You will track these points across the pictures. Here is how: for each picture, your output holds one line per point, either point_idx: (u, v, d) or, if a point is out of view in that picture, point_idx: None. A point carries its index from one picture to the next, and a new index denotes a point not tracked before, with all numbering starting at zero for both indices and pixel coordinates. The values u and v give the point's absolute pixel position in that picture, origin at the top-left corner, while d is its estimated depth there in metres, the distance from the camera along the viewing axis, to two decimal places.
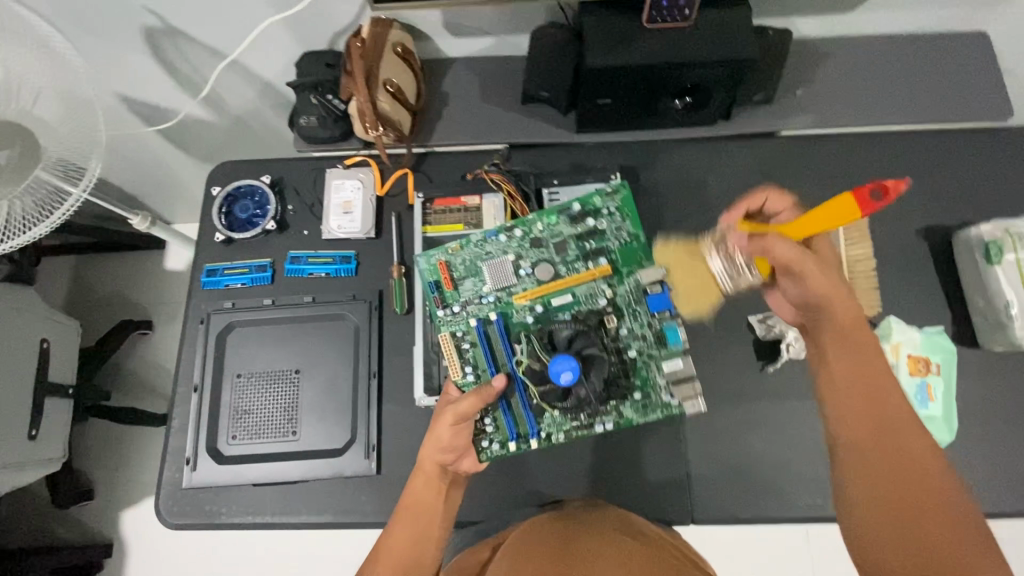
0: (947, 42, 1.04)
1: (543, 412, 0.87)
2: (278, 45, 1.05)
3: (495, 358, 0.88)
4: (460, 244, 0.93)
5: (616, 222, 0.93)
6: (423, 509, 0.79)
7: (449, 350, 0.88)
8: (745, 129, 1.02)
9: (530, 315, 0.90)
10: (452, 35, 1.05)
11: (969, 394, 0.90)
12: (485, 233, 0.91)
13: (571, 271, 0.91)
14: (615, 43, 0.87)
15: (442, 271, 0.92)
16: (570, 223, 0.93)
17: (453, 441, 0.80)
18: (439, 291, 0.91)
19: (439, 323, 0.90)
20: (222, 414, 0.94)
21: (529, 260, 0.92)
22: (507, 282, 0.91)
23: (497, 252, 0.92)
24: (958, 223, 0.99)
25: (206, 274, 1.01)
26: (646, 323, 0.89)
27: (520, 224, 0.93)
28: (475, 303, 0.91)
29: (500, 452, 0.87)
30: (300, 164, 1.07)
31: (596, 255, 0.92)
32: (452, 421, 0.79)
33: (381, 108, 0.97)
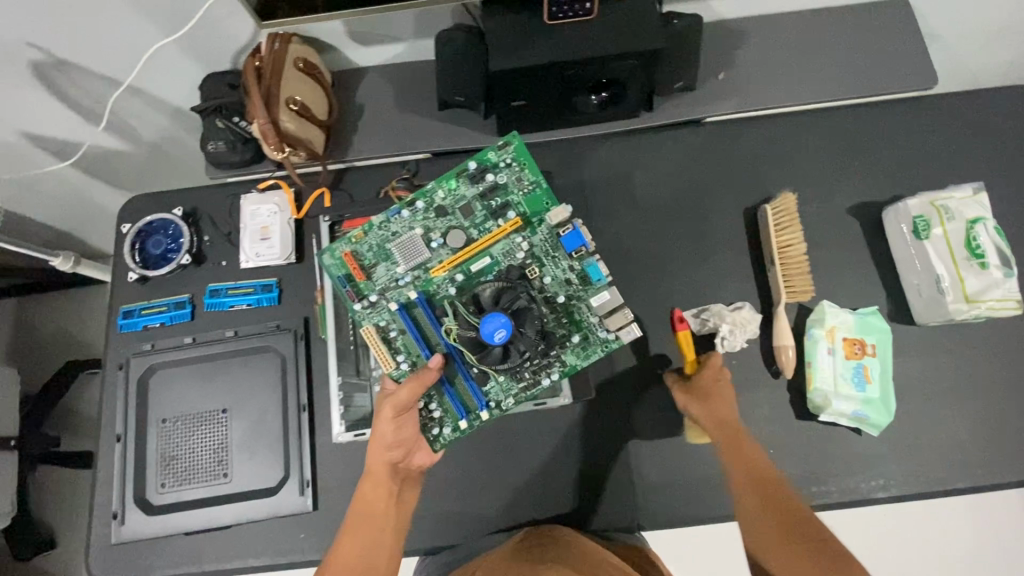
0: (868, 12, 1.02)
1: (484, 380, 0.85)
2: (178, 69, 1.01)
3: (423, 338, 0.86)
4: (363, 230, 0.88)
5: (517, 173, 0.89)
6: (374, 514, 0.80)
7: (375, 341, 0.86)
8: (669, 118, 0.99)
9: (453, 285, 0.88)
10: (359, 44, 1.00)
11: (909, 371, 0.89)
12: (385, 214, 0.87)
13: (483, 231, 0.89)
14: (516, 43, 0.83)
15: (350, 263, 0.88)
16: (471, 182, 0.89)
17: (397, 435, 0.81)
18: (353, 285, 0.88)
19: (360, 318, 0.87)
20: (148, 462, 0.90)
21: (439, 230, 0.89)
22: (420, 258, 0.87)
23: (403, 230, 0.89)
24: (887, 198, 0.97)
25: (121, 316, 0.97)
26: (567, 266, 0.87)
27: (420, 195, 0.88)
28: (393, 288, 0.88)
29: (453, 434, 0.86)
30: (214, 192, 1.03)
31: (504, 211, 0.89)
32: (392, 414, 0.80)
33: (286, 127, 0.92)
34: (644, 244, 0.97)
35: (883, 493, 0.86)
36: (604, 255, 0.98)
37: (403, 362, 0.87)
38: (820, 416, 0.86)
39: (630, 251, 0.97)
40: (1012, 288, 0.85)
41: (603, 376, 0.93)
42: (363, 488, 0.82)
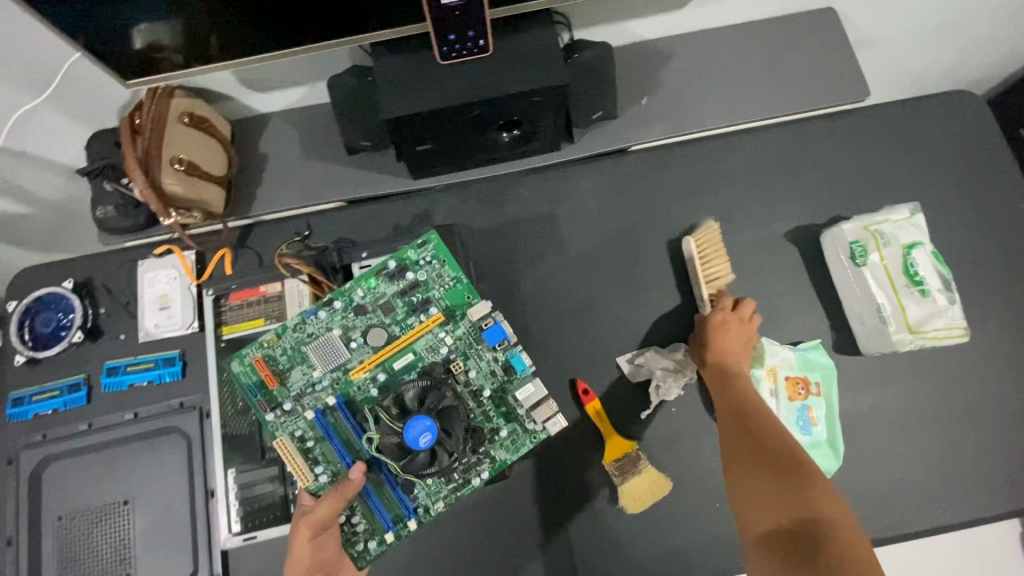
0: (794, 24, 0.97)
1: (410, 486, 0.78)
2: (59, 129, 0.93)
3: (344, 447, 0.79)
4: (275, 333, 0.81)
5: (438, 269, 0.83)
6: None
7: (290, 455, 0.78)
8: (590, 149, 0.93)
9: (374, 386, 0.81)
10: (254, 91, 0.93)
11: (858, 405, 0.84)
12: (299, 314, 0.80)
13: (405, 328, 0.82)
14: (410, 89, 0.77)
15: (261, 369, 0.81)
16: (390, 280, 0.83)
17: (316, 557, 0.72)
18: (264, 393, 0.81)
19: (272, 429, 0.80)
20: (45, 566, 0.83)
21: (359, 328, 0.82)
22: (339, 360, 0.81)
23: (319, 331, 0.82)
24: (826, 219, 0.92)
25: (9, 403, 0.88)
26: (493, 359, 0.81)
27: (337, 294, 0.82)
28: (310, 393, 0.81)
29: (379, 548, 0.78)
30: (109, 259, 0.95)
31: (426, 306, 0.82)
32: (309, 536, 0.72)
33: (171, 188, 0.83)
34: (574, 286, 0.91)
35: None
36: (532, 301, 0.91)
37: (321, 474, 0.79)
38: None
39: (559, 295, 0.91)
40: (955, 314, 0.81)
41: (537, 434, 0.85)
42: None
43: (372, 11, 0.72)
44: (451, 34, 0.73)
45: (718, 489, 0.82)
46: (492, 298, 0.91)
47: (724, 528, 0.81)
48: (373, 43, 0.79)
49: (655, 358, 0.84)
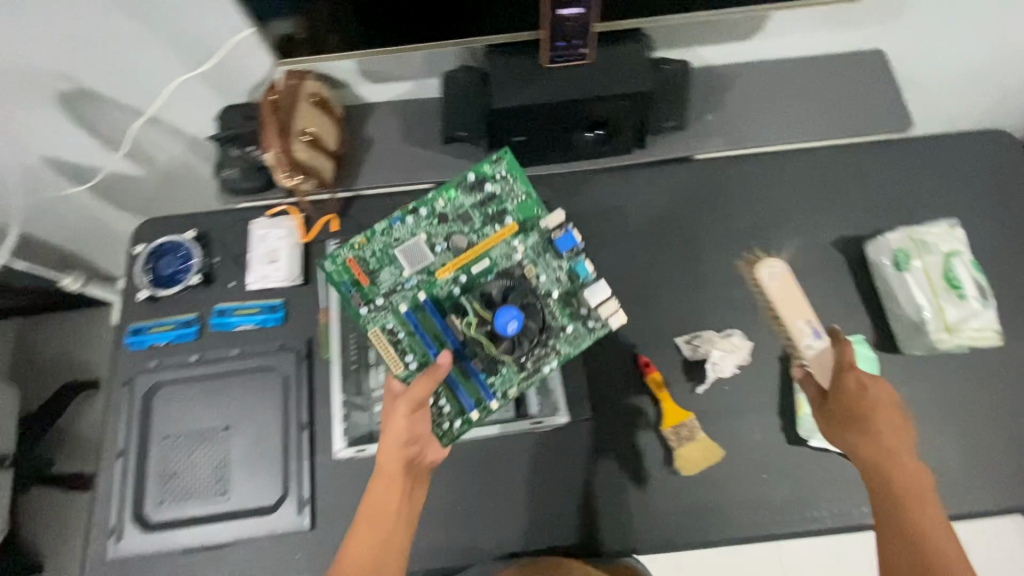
0: (847, 60, 1.08)
1: (488, 372, 0.86)
2: (197, 101, 1.06)
3: (430, 337, 0.88)
4: (366, 237, 0.92)
5: (509, 184, 0.93)
6: (384, 518, 0.77)
7: (382, 344, 0.89)
8: (660, 154, 1.04)
9: (456, 287, 0.91)
10: (368, 81, 1.06)
11: (895, 398, 0.92)
12: (388, 220, 0.91)
13: (481, 236, 0.93)
14: (518, 85, 0.90)
15: (354, 268, 0.91)
16: (468, 192, 0.93)
17: (412, 430, 0.79)
18: (358, 289, 0.91)
19: (365, 322, 0.90)
20: (147, 480, 0.91)
21: (439, 235, 0.92)
22: (424, 262, 0.91)
23: (404, 236, 0.92)
24: (871, 232, 1.02)
25: (129, 333, 0.99)
26: (558, 267, 0.92)
27: (422, 203, 0.93)
28: (399, 290, 0.91)
29: (463, 428, 0.87)
30: (225, 216, 1.07)
31: (500, 216, 0.93)
32: (407, 411, 0.78)
33: (298, 156, 0.96)
34: (639, 273, 1.01)
35: None
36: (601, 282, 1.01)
37: (411, 362, 0.89)
38: (810, 440, 0.89)
39: (625, 279, 1.00)
40: (990, 317, 0.90)
41: (601, 400, 0.93)
42: (374, 486, 0.78)
43: (488, 17, 0.83)
44: (561, 41, 0.84)
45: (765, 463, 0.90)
46: None
47: (769, 499, 0.89)
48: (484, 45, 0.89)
49: (710, 340, 0.93)
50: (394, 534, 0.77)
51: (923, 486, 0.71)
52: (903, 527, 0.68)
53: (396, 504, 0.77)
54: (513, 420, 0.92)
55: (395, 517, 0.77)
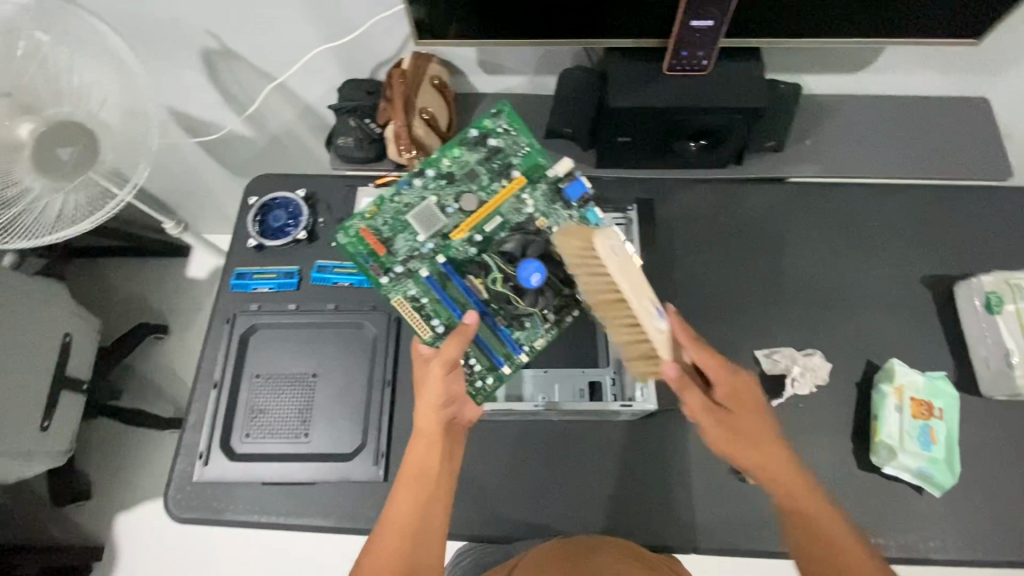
0: (954, 103, 1.09)
1: (513, 326, 0.88)
2: (323, 72, 1.14)
3: (452, 300, 0.89)
4: (375, 206, 0.90)
5: (512, 136, 0.92)
6: (424, 477, 0.79)
7: (407, 310, 0.89)
8: (756, 173, 1.06)
9: (471, 246, 0.90)
10: (484, 72, 1.12)
11: (971, 439, 0.93)
12: (398, 185, 0.89)
13: (490, 193, 0.91)
14: (635, 86, 0.94)
15: (367, 239, 0.89)
16: (472, 149, 0.92)
17: (447, 391, 0.80)
18: (374, 260, 0.90)
19: (387, 292, 0.89)
20: (237, 413, 0.97)
21: (450, 197, 0.91)
22: (437, 224, 0.89)
23: (415, 200, 0.91)
24: (960, 273, 1.02)
25: (235, 276, 1.06)
26: (568, 216, 0.90)
27: (427, 164, 0.91)
28: (415, 256, 0.90)
29: (496, 384, 0.88)
30: (333, 181, 1.13)
31: (506, 170, 0.91)
32: (443, 371, 0.79)
33: (415, 133, 1.02)
34: (722, 284, 1.03)
35: (940, 553, 0.88)
36: (684, 287, 1.03)
37: (437, 324, 0.89)
38: (883, 468, 0.90)
39: (707, 288, 1.03)
40: None
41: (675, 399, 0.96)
42: (413, 447, 0.81)
43: (615, 18, 0.85)
44: (686, 50, 0.88)
45: (833, 483, 0.91)
46: (649, 277, 1.04)
47: None
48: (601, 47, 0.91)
49: (791, 356, 0.95)
50: (436, 494, 0.80)
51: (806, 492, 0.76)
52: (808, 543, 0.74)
53: (436, 463, 0.80)
54: (590, 401, 0.93)
55: (436, 476, 0.80)
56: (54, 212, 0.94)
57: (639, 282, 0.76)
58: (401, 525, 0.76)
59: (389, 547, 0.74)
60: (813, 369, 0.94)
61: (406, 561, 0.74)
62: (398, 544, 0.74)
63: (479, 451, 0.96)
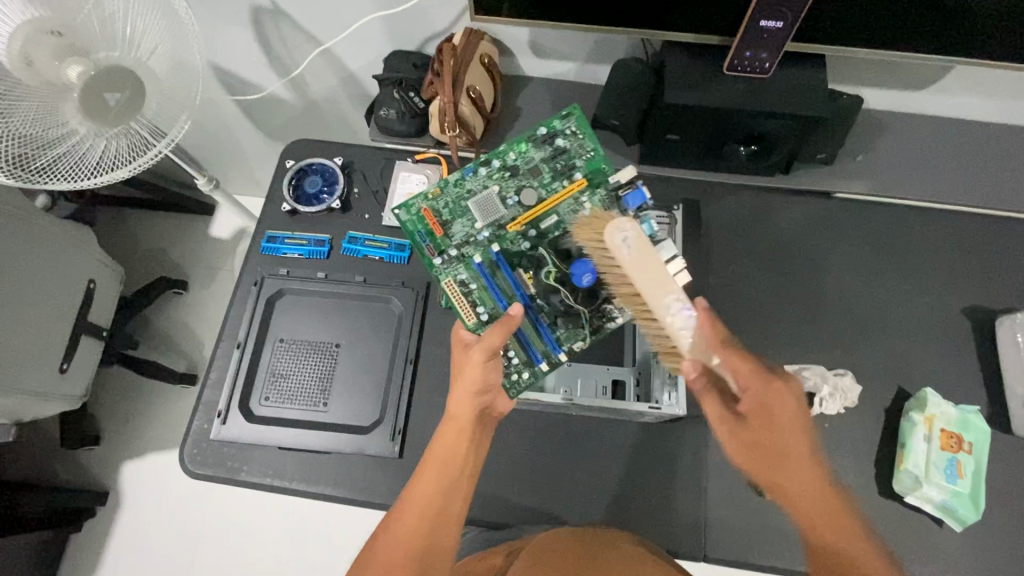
0: (1017, 132, 1.05)
1: (556, 324, 0.86)
2: (371, 41, 1.12)
3: (501, 291, 0.87)
4: (439, 187, 0.90)
5: (579, 140, 0.90)
6: (448, 465, 0.76)
7: (456, 295, 0.87)
8: (803, 185, 1.04)
9: (525, 241, 0.88)
10: (534, 56, 1.09)
11: (997, 476, 0.91)
12: (463, 171, 0.88)
13: (549, 192, 0.89)
14: (692, 84, 0.91)
15: (428, 218, 0.89)
16: (538, 146, 0.90)
17: (485, 380, 0.79)
18: (430, 240, 0.89)
19: (438, 273, 0.88)
20: (259, 375, 0.97)
21: (512, 189, 0.89)
22: (496, 214, 0.88)
23: (478, 187, 0.90)
24: (1003, 308, 1.00)
25: (266, 239, 1.06)
26: None
27: (494, 154, 0.90)
28: (470, 242, 0.89)
29: (530, 380, 0.86)
30: (371, 152, 1.12)
31: (568, 173, 0.89)
32: (483, 359, 0.77)
33: (461, 111, 1.00)
34: (757, 294, 1.01)
35: None
36: (717, 294, 1.02)
37: (483, 313, 0.87)
38: (904, 496, 0.88)
39: (741, 297, 1.01)
40: None
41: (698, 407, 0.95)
42: (443, 430, 0.79)
43: (678, 12, 0.82)
44: (748, 51, 0.85)
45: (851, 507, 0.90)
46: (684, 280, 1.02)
47: None
48: (661, 40, 0.89)
49: (819, 376, 0.92)
50: (458, 482, 0.77)
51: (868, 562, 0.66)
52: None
53: (463, 451, 0.78)
54: (612, 399, 0.92)
55: (462, 464, 0.77)
56: (95, 156, 0.94)
57: (651, 264, 0.77)
58: (420, 511, 0.73)
59: (407, 532, 0.72)
60: (838, 392, 0.92)
61: (420, 548, 0.71)
62: (416, 528, 0.72)
63: (495, 437, 0.95)
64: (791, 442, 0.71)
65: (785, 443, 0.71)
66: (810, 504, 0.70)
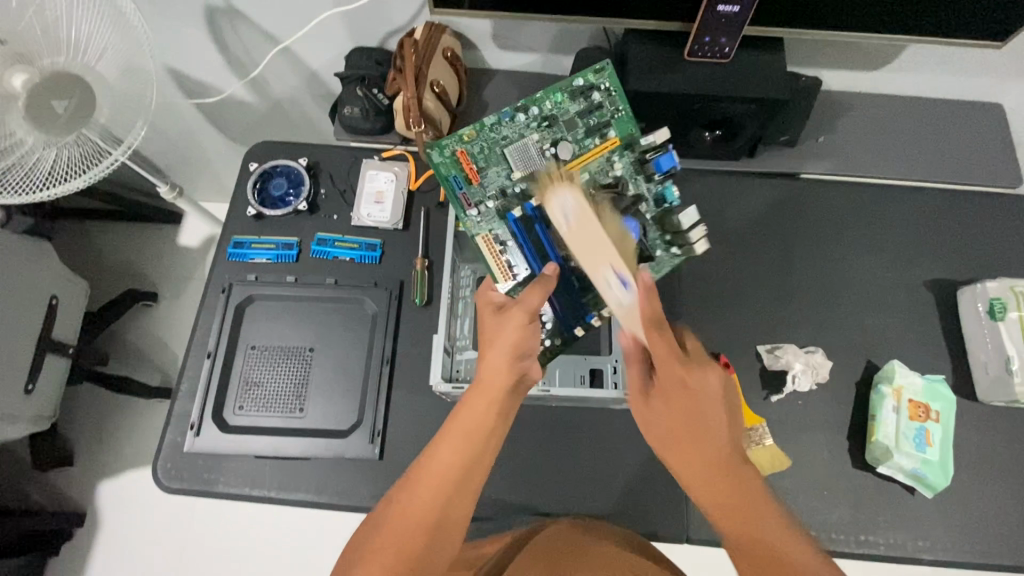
0: (971, 108, 1.07)
1: (588, 288, 0.87)
2: (331, 38, 1.09)
3: (534, 249, 0.86)
4: (475, 130, 0.90)
5: (611, 98, 0.91)
6: (475, 433, 0.68)
7: (490, 249, 0.88)
8: (769, 167, 1.05)
9: None
10: (498, 48, 1.08)
11: (964, 442, 0.94)
12: (502, 116, 0.89)
13: (581, 147, 0.91)
14: (655, 71, 0.91)
15: (464, 163, 0.90)
16: (574, 99, 0.91)
17: (526, 343, 0.74)
18: (466, 187, 0.90)
19: (473, 224, 0.89)
20: (231, 384, 0.95)
21: (550, 140, 0.91)
22: (532, 166, 0.89)
23: (514, 135, 0.91)
24: (963, 280, 1.02)
25: (233, 245, 1.04)
26: (646, 188, 0.91)
27: (530, 102, 0.90)
28: (506, 194, 0.90)
29: (563, 347, 0.88)
30: (337, 152, 1.10)
31: (601, 130, 0.91)
32: (524, 321, 0.75)
33: (425, 105, 0.99)
34: (728, 277, 1.03)
35: (929, 554, 0.89)
36: (690, 279, 1.02)
37: (518, 272, 0.87)
38: (876, 467, 0.91)
39: (714, 281, 1.02)
40: None
41: None
42: (471, 398, 0.71)
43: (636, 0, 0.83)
44: (708, 36, 0.85)
45: (826, 479, 0.92)
46: None
47: (825, 515, 0.90)
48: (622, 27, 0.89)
49: (793, 353, 0.95)
50: (479, 459, 0.68)
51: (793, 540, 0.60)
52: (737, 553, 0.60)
53: (492, 424, 0.69)
54: (590, 388, 0.92)
55: (490, 436, 0.69)
56: (45, 166, 0.90)
57: (591, 237, 0.65)
58: (439, 478, 0.65)
59: (424, 499, 0.64)
60: (812, 368, 0.94)
61: (437, 516, 0.63)
62: (429, 502, 0.63)
63: None
64: (697, 413, 0.69)
65: (702, 409, 0.69)
66: (697, 458, 0.67)
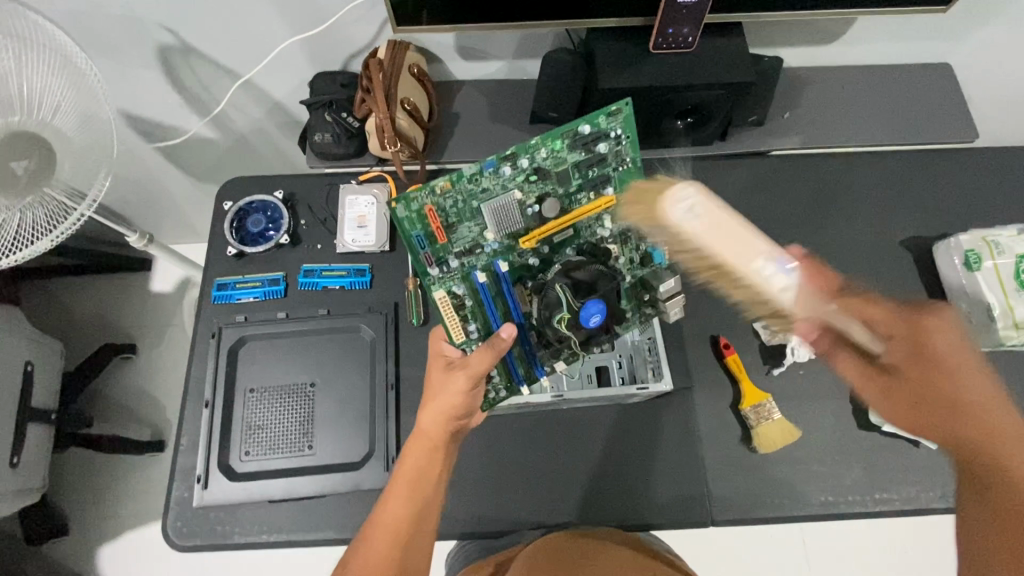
0: (919, 71, 1.11)
1: (545, 350, 0.84)
2: (292, 66, 1.07)
3: (496, 311, 0.83)
4: (450, 181, 0.79)
5: (620, 148, 0.83)
6: (419, 481, 0.77)
7: (447, 309, 0.83)
8: (741, 148, 1.07)
9: (534, 257, 0.84)
10: (462, 59, 1.07)
11: None
12: (485, 169, 0.79)
13: (574, 203, 0.84)
14: (623, 67, 0.92)
15: (430, 218, 0.80)
16: (579, 146, 0.82)
17: (464, 403, 0.79)
18: (430, 245, 0.82)
19: (431, 283, 0.83)
20: (233, 431, 0.93)
21: (534, 195, 0.82)
22: (512, 225, 0.82)
23: (495, 188, 0.81)
24: (936, 235, 1.06)
25: (216, 288, 1.01)
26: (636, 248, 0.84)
27: (522, 151, 0.81)
28: (474, 251, 0.83)
29: (507, 396, 0.87)
30: (313, 181, 1.08)
31: (602, 185, 0.84)
32: (466, 384, 0.78)
33: (398, 125, 0.97)
34: None
35: (942, 503, 0.92)
36: None
37: (472, 330, 0.84)
38: (881, 426, 0.94)
39: None
40: None
41: (682, 380, 0.97)
42: (414, 447, 0.79)
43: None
44: (671, 28, 0.87)
45: (836, 445, 0.94)
46: None
47: (838, 479, 0.93)
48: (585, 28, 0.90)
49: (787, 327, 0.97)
50: (428, 502, 0.76)
51: (996, 408, 0.65)
52: (991, 478, 0.61)
53: (436, 469, 0.78)
54: (598, 388, 0.93)
55: (433, 483, 0.78)
56: (10, 230, 0.85)
57: (724, 231, 0.67)
58: (394, 525, 0.73)
59: (380, 547, 0.72)
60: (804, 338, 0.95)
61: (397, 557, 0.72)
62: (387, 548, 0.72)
63: (493, 446, 0.94)
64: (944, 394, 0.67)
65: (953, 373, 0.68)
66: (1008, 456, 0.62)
